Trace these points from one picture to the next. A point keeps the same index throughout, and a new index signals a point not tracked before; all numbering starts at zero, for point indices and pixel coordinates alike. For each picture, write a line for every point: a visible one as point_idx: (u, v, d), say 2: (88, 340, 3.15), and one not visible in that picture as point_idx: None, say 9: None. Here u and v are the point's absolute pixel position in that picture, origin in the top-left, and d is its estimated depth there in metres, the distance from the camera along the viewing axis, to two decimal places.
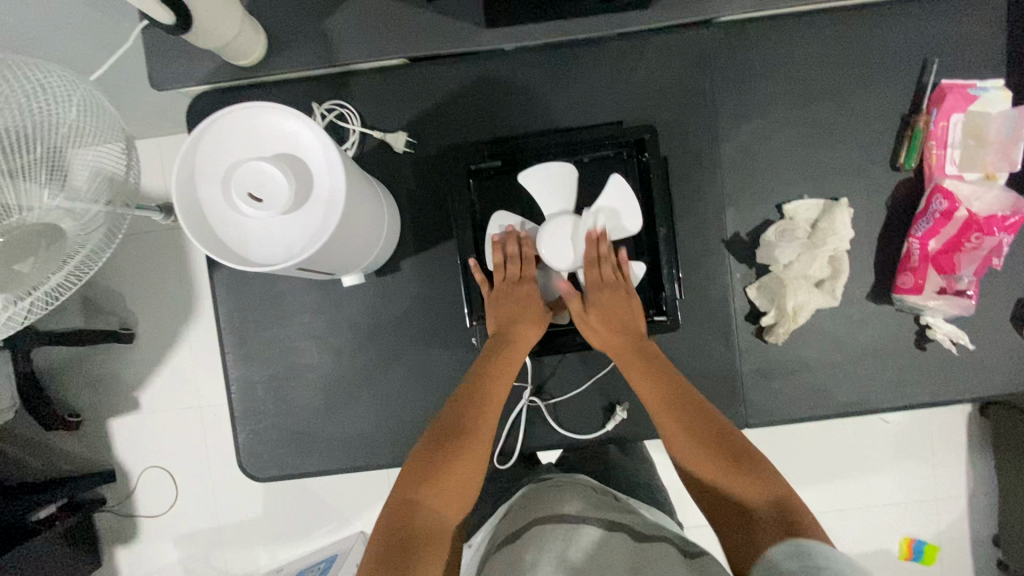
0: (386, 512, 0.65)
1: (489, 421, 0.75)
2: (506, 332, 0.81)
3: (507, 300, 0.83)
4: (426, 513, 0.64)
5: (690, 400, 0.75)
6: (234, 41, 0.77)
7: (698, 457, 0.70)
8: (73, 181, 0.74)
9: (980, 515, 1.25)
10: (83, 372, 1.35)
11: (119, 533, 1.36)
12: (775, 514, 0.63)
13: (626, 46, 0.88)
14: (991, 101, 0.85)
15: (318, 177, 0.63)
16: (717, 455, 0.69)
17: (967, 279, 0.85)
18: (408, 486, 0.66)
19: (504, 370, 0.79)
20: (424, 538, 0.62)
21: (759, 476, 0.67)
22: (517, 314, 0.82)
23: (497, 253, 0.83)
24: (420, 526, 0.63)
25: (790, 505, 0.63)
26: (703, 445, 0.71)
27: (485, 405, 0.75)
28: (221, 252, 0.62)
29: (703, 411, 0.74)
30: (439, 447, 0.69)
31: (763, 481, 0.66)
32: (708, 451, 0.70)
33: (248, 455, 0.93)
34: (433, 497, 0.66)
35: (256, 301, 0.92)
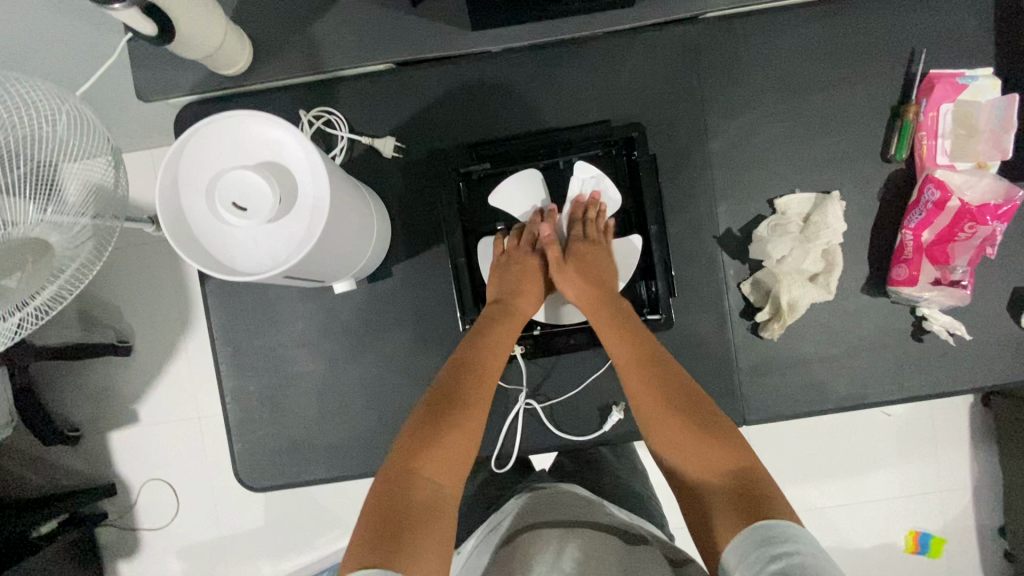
0: (378, 486, 0.61)
1: (487, 391, 0.72)
2: (507, 304, 0.81)
3: (510, 271, 0.83)
4: (424, 487, 0.61)
5: (661, 371, 0.74)
6: (219, 50, 0.77)
7: (667, 430, 0.69)
8: (59, 195, 0.73)
9: (985, 506, 1.24)
10: (81, 386, 1.35)
11: (121, 546, 1.35)
12: (741, 490, 0.61)
13: (612, 44, 0.88)
14: (981, 90, 0.84)
15: (302, 183, 0.63)
16: (687, 428, 0.68)
17: (962, 269, 0.84)
18: (403, 459, 0.63)
19: (500, 343, 0.76)
20: (422, 512, 0.59)
21: (728, 450, 0.66)
22: (517, 284, 0.82)
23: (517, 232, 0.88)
24: (418, 500, 0.60)
25: (757, 480, 0.62)
26: (673, 419, 0.69)
27: (484, 374, 0.73)
28: (206, 262, 0.61)
29: (674, 381, 0.72)
30: (439, 416, 0.66)
31: (731, 454, 0.65)
32: (679, 424, 0.69)
33: (244, 465, 0.92)
34: (431, 471, 0.62)
35: (249, 310, 0.92)
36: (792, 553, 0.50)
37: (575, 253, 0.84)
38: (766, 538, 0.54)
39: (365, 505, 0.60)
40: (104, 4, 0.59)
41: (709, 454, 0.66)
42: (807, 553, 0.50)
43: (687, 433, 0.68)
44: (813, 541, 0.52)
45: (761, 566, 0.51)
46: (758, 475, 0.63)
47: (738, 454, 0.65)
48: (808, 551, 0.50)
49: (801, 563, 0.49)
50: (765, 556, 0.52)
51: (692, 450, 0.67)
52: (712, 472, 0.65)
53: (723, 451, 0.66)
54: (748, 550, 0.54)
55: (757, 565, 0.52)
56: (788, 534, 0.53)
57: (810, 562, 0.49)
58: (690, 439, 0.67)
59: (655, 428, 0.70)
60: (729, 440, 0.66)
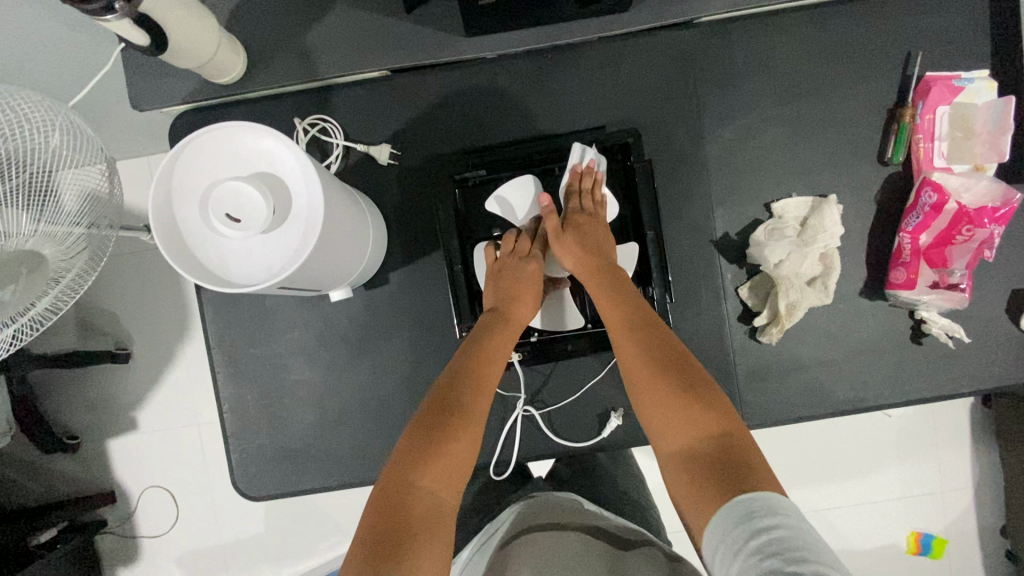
0: (376, 497, 0.60)
1: (485, 399, 0.71)
2: (506, 312, 0.80)
3: (509, 272, 0.83)
4: (424, 497, 0.60)
5: (650, 338, 0.71)
6: (213, 59, 0.77)
7: (651, 394, 0.67)
8: (56, 205, 0.73)
9: (986, 506, 1.24)
10: (79, 394, 1.35)
11: (120, 554, 1.35)
12: (721, 458, 0.59)
13: (608, 49, 0.88)
14: (977, 92, 0.84)
15: (296, 195, 0.62)
16: (671, 390, 0.65)
17: (960, 272, 0.83)
18: (403, 470, 0.61)
19: (497, 349, 0.76)
20: (423, 525, 0.58)
21: (712, 416, 0.63)
22: (513, 287, 0.81)
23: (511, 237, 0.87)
24: (419, 513, 0.59)
25: (740, 450, 0.60)
26: (661, 383, 0.66)
27: (484, 384, 0.71)
28: (199, 274, 0.61)
29: (662, 347, 0.70)
30: (436, 425, 0.65)
31: (715, 420, 0.62)
32: (663, 385, 0.66)
33: (242, 474, 0.92)
34: (432, 482, 0.61)
35: (246, 319, 0.91)
36: (775, 527, 0.49)
37: (573, 223, 0.82)
38: (748, 512, 0.52)
39: (364, 517, 0.59)
40: (96, 14, 0.59)
41: (692, 421, 0.63)
42: (790, 527, 0.49)
43: (672, 398, 0.65)
44: (795, 511, 0.51)
45: (743, 542, 0.50)
46: (741, 443, 0.61)
47: (723, 422, 0.62)
48: (791, 524, 0.49)
49: (785, 538, 0.48)
50: (747, 531, 0.50)
51: (676, 416, 0.64)
52: (693, 439, 0.62)
53: (706, 417, 0.63)
54: (729, 524, 0.52)
55: (739, 541, 0.50)
56: (769, 506, 0.51)
57: (792, 536, 0.48)
58: (673, 404, 0.64)
59: (643, 395, 0.68)
60: (715, 406, 0.63)
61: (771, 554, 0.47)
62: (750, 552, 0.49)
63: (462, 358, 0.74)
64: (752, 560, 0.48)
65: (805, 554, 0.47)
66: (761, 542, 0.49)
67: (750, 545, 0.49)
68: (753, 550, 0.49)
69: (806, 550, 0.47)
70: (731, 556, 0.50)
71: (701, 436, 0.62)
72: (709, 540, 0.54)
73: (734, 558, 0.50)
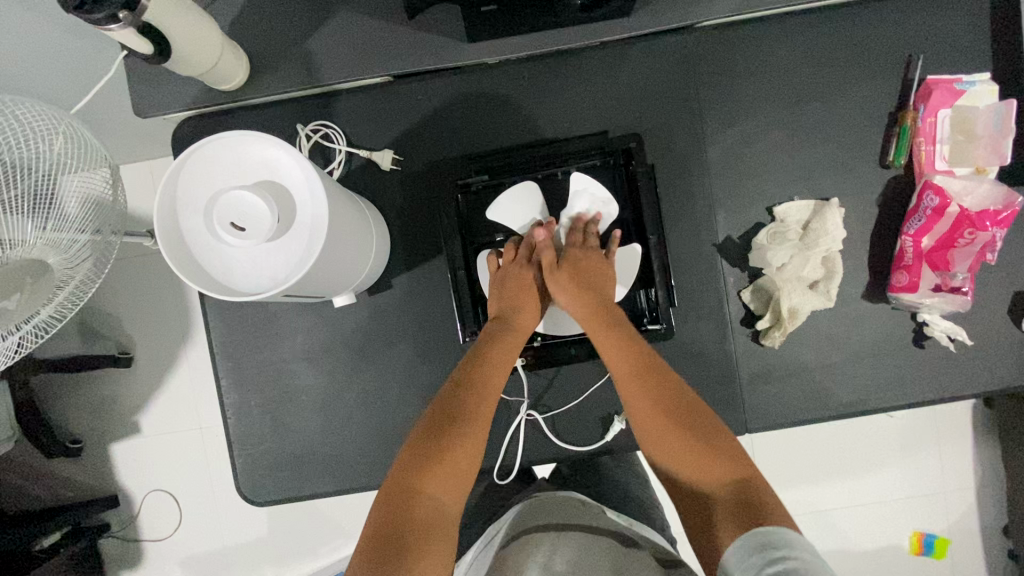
0: (381, 502, 0.61)
1: (488, 407, 0.71)
2: (508, 321, 0.80)
3: (509, 284, 0.83)
4: (426, 502, 0.61)
5: (659, 381, 0.73)
6: (216, 66, 0.77)
7: (662, 442, 0.70)
8: (60, 213, 0.73)
9: (989, 506, 1.24)
10: (81, 398, 1.35)
11: (123, 558, 1.35)
12: (737, 500, 0.62)
13: (608, 54, 0.88)
14: (979, 95, 0.84)
15: (300, 204, 0.62)
16: (682, 434, 0.69)
17: (962, 276, 0.84)
18: (408, 476, 0.62)
19: (499, 364, 0.75)
20: (426, 529, 0.58)
21: (724, 459, 0.66)
22: (516, 298, 0.82)
23: (512, 244, 0.87)
24: (422, 518, 0.59)
25: (754, 489, 0.63)
26: (673, 431, 0.69)
27: (484, 390, 0.72)
28: (203, 282, 0.61)
29: (671, 390, 0.72)
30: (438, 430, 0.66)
31: (728, 463, 0.65)
32: (675, 430, 0.69)
33: (246, 479, 0.92)
34: (435, 487, 0.62)
35: (249, 324, 0.92)
36: (789, 557, 0.51)
37: (571, 261, 0.82)
38: (764, 543, 0.54)
39: (369, 522, 0.59)
40: (99, 25, 0.59)
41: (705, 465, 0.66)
42: (804, 559, 0.51)
43: (684, 445, 0.68)
44: (809, 546, 0.53)
45: (758, 569, 0.52)
46: (753, 483, 0.64)
47: (734, 464, 0.65)
48: (805, 556, 0.51)
49: (799, 568, 0.50)
50: (763, 560, 0.52)
51: (691, 461, 0.67)
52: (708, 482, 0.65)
53: (719, 462, 0.66)
54: (745, 555, 0.54)
55: (754, 568, 0.52)
56: (785, 540, 0.54)
57: (807, 567, 0.50)
58: (687, 450, 0.68)
59: (657, 443, 0.70)
60: (726, 450, 0.67)
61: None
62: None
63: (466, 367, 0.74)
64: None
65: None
66: (775, 570, 0.50)
67: (764, 571, 0.51)
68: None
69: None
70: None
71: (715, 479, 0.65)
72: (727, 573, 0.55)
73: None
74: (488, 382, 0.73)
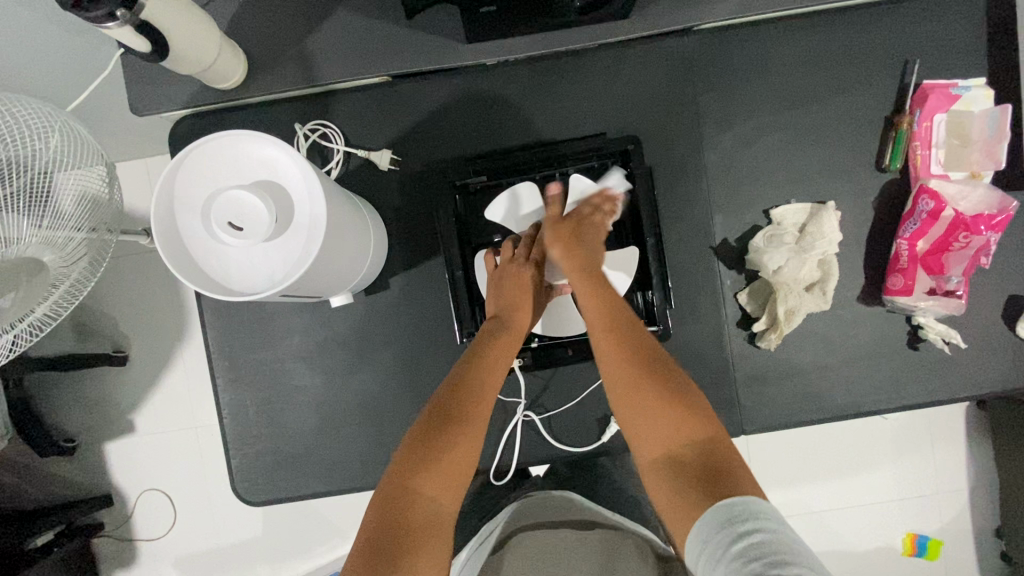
0: (377, 503, 0.60)
1: (486, 404, 0.69)
2: (506, 319, 0.79)
3: (507, 280, 0.82)
4: (424, 507, 0.60)
5: (636, 341, 0.69)
6: (214, 65, 0.77)
7: (631, 402, 0.65)
8: (58, 210, 0.73)
9: (981, 507, 1.25)
10: (76, 396, 1.34)
11: (118, 557, 1.34)
12: (704, 465, 0.59)
13: (607, 56, 0.88)
14: (974, 100, 0.85)
15: (298, 204, 0.62)
16: (654, 395, 0.64)
17: (956, 279, 0.85)
18: (405, 476, 0.61)
19: (499, 356, 0.75)
20: (423, 532, 0.58)
21: (694, 422, 0.62)
22: (513, 295, 0.81)
23: (511, 240, 0.86)
24: (420, 520, 0.59)
25: (724, 456, 0.60)
26: (645, 392, 0.65)
27: (483, 388, 0.70)
28: (201, 282, 0.61)
29: (646, 350, 0.68)
30: (436, 430, 0.64)
31: (699, 425, 0.62)
32: (647, 391, 0.64)
33: (241, 479, 0.92)
34: (433, 490, 0.61)
35: (246, 323, 0.91)
36: (755, 531, 0.50)
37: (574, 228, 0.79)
38: (729, 516, 0.52)
39: (364, 522, 0.59)
40: (97, 22, 0.59)
41: (676, 424, 0.62)
42: (769, 530, 0.50)
43: (655, 405, 0.64)
44: (775, 514, 0.53)
45: (724, 546, 0.51)
46: (726, 449, 0.61)
47: (707, 426, 0.62)
48: (770, 526, 0.50)
49: (766, 542, 0.49)
50: (729, 536, 0.51)
51: (659, 423, 0.63)
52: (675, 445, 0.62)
53: (690, 423, 0.62)
54: (710, 529, 0.53)
55: (721, 545, 0.51)
56: (749, 509, 0.52)
57: (773, 539, 0.49)
58: (659, 409, 0.63)
59: (627, 404, 0.65)
60: (699, 411, 0.63)
61: (750, 557, 0.48)
62: (731, 557, 0.50)
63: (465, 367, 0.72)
64: (733, 564, 0.49)
65: (782, 556, 0.48)
66: (742, 546, 0.49)
67: (732, 549, 0.50)
68: (735, 555, 0.49)
69: (786, 552, 0.48)
70: (714, 562, 0.51)
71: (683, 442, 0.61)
72: (692, 545, 0.54)
73: (717, 564, 0.51)
74: (484, 377, 0.71)
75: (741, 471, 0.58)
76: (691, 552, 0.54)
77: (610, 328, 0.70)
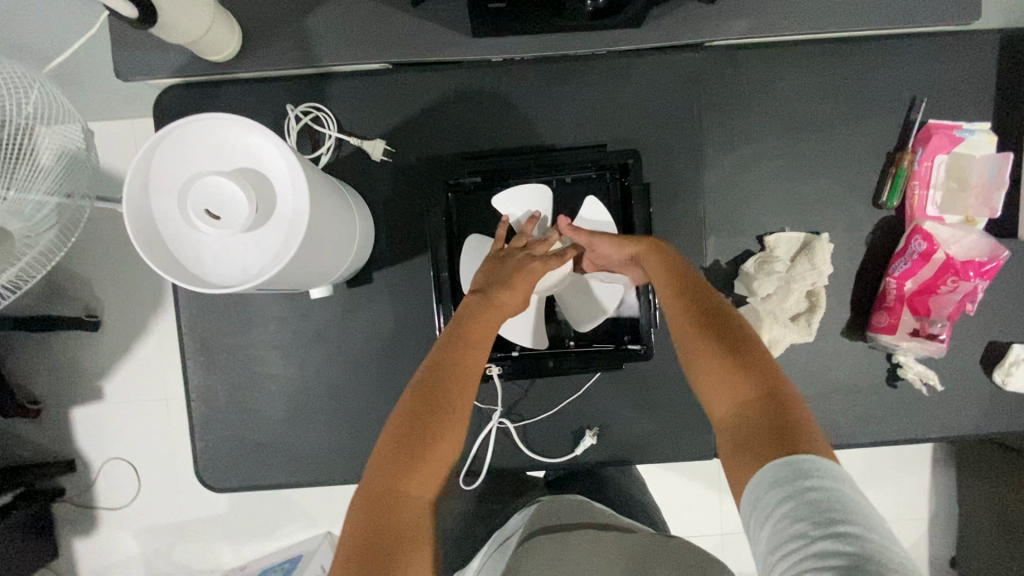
0: (365, 500, 0.54)
1: (472, 382, 0.62)
2: (489, 292, 0.70)
3: (509, 262, 0.75)
4: (410, 502, 0.55)
5: (704, 298, 0.64)
6: (204, 37, 0.73)
7: (694, 355, 0.60)
8: (30, 173, 0.69)
9: (939, 538, 1.27)
10: (42, 359, 1.30)
11: (78, 524, 1.32)
12: (766, 422, 0.52)
13: (615, 64, 0.86)
14: (976, 144, 0.85)
15: (281, 196, 0.60)
16: (717, 345, 0.59)
17: (941, 323, 0.84)
18: (391, 472, 0.55)
19: (481, 325, 0.67)
20: (411, 538, 0.52)
21: (757, 375, 0.56)
22: (504, 274, 0.73)
23: (530, 220, 0.80)
24: (409, 523, 0.53)
25: (790, 409, 0.53)
26: (709, 343, 0.60)
27: (467, 365, 0.63)
28: (174, 272, 0.58)
29: (713, 306, 0.63)
30: (423, 413, 0.58)
31: (761, 379, 0.55)
32: (710, 343, 0.60)
33: (206, 464, 0.90)
34: (415, 481, 0.55)
35: (221, 306, 0.89)
36: (808, 490, 0.45)
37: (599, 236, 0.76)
38: (779, 476, 0.47)
39: (350, 514, 0.54)
40: None
41: (739, 376, 0.56)
42: (823, 489, 0.45)
43: (718, 356, 0.58)
44: (836, 471, 0.47)
45: (772, 506, 0.46)
46: (791, 404, 0.54)
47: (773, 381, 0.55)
48: (827, 484, 0.45)
49: (820, 501, 0.44)
50: (780, 495, 0.46)
51: (723, 374, 0.57)
52: (738, 401, 0.56)
53: (755, 376, 0.56)
54: (762, 486, 0.48)
55: (771, 505, 0.46)
56: (800, 467, 0.47)
57: (828, 498, 0.44)
58: (722, 362, 0.58)
59: (694, 360, 0.60)
60: (766, 366, 0.57)
61: (801, 518, 0.44)
62: (782, 517, 0.45)
63: (441, 347, 0.64)
64: (785, 524, 0.44)
65: (838, 516, 0.43)
66: (791, 506, 0.45)
67: (781, 509, 0.45)
68: (786, 515, 0.45)
69: (844, 512, 0.43)
70: (760, 521, 0.47)
71: (746, 397, 0.55)
72: (745, 505, 0.49)
73: (764, 524, 0.46)
74: (470, 361, 0.63)
75: (804, 426, 0.51)
76: (748, 512, 0.49)
77: (679, 284, 0.67)
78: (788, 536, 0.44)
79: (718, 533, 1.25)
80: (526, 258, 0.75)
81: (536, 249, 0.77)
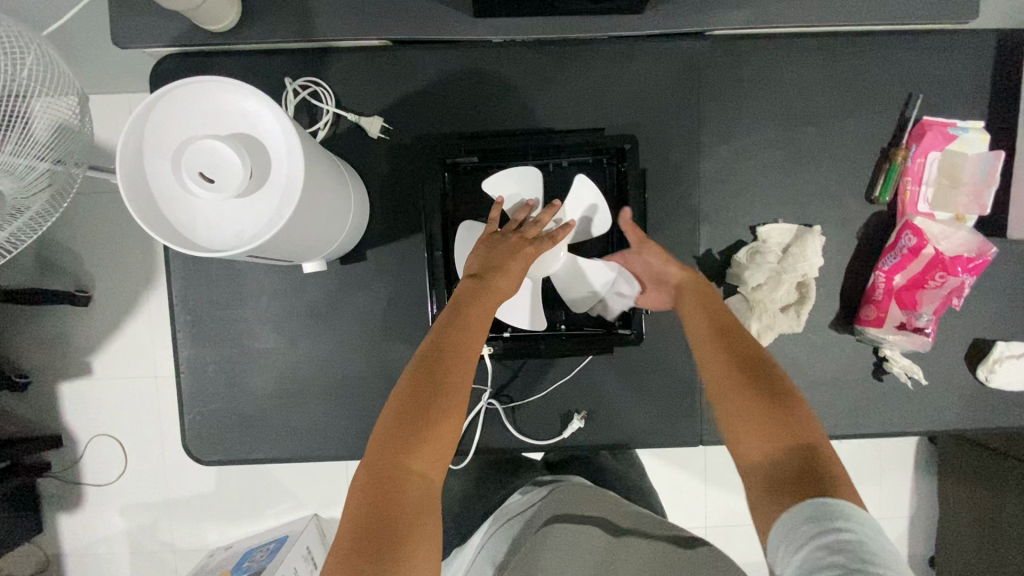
0: (364, 487, 0.54)
1: (467, 363, 0.63)
2: (486, 278, 0.70)
3: (502, 245, 0.74)
4: (414, 484, 0.55)
5: (742, 346, 0.65)
6: (203, 6, 0.72)
7: (729, 401, 0.61)
8: (25, 135, 0.69)
9: (918, 534, 1.29)
10: (31, 332, 1.29)
11: (62, 499, 1.31)
12: (800, 472, 0.54)
13: (616, 49, 0.86)
14: (970, 142, 0.86)
15: (276, 161, 0.60)
16: (753, 395, 0.60)
17: (926, 317, 0.85)
18: (391, 457, 0.55)
19: (477, 312, 0.67)
20: (414, 518, 0.52)
21: (792, 426, 0.58)
22: (499, 258, 0.73)
23: (523, 208, 0.81)
24: (412, 504, 0.53)
25: (822, 462, 0.55)
26: (746, 392, 0.61)
27: (466, 350, 0.63)
28: (164, 233, 0.58)
29: (751, 353, 0.64)
30: (422, 398, 0.58)
31: (795, 430, 0.57)
32: (748, 391, 0.61)
33: (192, 437, 0.89)
34: (417, 462, 0.56)
35: (213, 277, 0.88)
36: (845, 530, 0.47)
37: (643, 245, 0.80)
38: (817, 515, 0.49)
39: (351, 497, 0.54)
40: None
41: (773, 426, 0.58)
42: (858, 532, 0.47)
43: (754, 404, 0.60)
44: (872, 525, 0.49)
45: (809, 537, 0.48)
46: (824, 457, 0.56)
47: (807, 433, 0.57)
48: (862, 530, 0.47)
49: (856, 542, 0.46)
50: (816, 530, 0.48)
51: (757, 421, 0.59)
52: (770, 448, 0.57)
53: (789, 428, 0.58)
54: (799, 524, 0.50)
55: (806, 536, 0.48)
56: (839, 512, 0.49)
57: (864, 542, 0.46)
58: (756, 410, 0.59)
59: (728, 403, 0.61)
60: (799, 417, 0.58)
61: (836, 551, 0.46)
62: (816, 548, 0.47)
63: (439, 334, 0.64)
64: (818, 554, 0.46)
65: (872, 559, 0.45)
66: (826, 540, 0.47)
67: (816, 541, 0.47)
68: (820, 546, 0.47)
69: (877, 557, 0.45)
70: (793, 548, 0.49)
71: (779, 445, 0.57)
72: (777, 541, 0.51)
73: (796, 552, 0.48)
74: (464, 349, 0.63)
75: (836, 477, 0.54)
76: (779, 548, 0.50)
77: (716, 330, 0.67)
78: (821, 564, 0.45)
79: (702, 524, 1.26)
80: (519, 242, 0.75)
81: (529, 232, 0.77)
